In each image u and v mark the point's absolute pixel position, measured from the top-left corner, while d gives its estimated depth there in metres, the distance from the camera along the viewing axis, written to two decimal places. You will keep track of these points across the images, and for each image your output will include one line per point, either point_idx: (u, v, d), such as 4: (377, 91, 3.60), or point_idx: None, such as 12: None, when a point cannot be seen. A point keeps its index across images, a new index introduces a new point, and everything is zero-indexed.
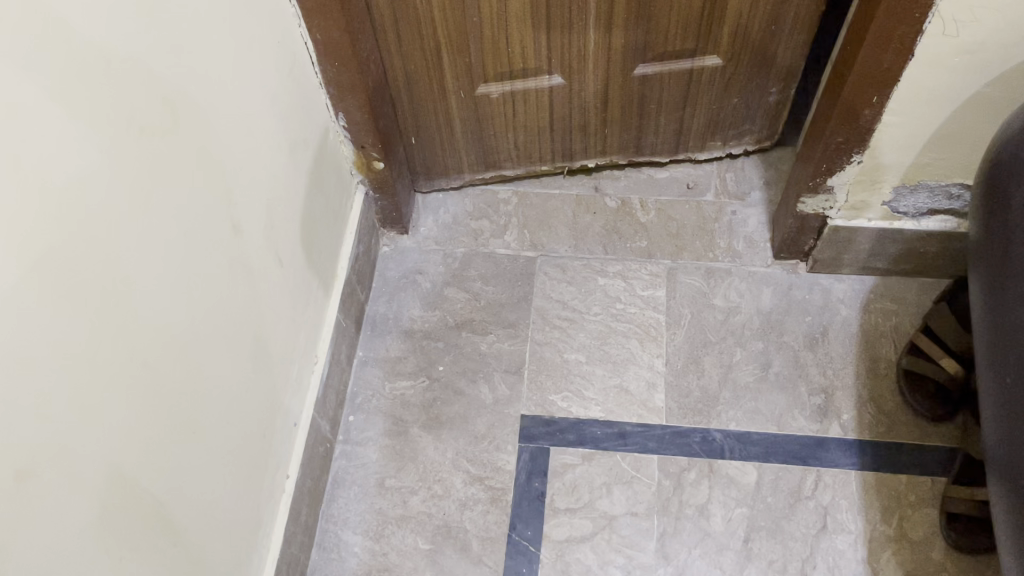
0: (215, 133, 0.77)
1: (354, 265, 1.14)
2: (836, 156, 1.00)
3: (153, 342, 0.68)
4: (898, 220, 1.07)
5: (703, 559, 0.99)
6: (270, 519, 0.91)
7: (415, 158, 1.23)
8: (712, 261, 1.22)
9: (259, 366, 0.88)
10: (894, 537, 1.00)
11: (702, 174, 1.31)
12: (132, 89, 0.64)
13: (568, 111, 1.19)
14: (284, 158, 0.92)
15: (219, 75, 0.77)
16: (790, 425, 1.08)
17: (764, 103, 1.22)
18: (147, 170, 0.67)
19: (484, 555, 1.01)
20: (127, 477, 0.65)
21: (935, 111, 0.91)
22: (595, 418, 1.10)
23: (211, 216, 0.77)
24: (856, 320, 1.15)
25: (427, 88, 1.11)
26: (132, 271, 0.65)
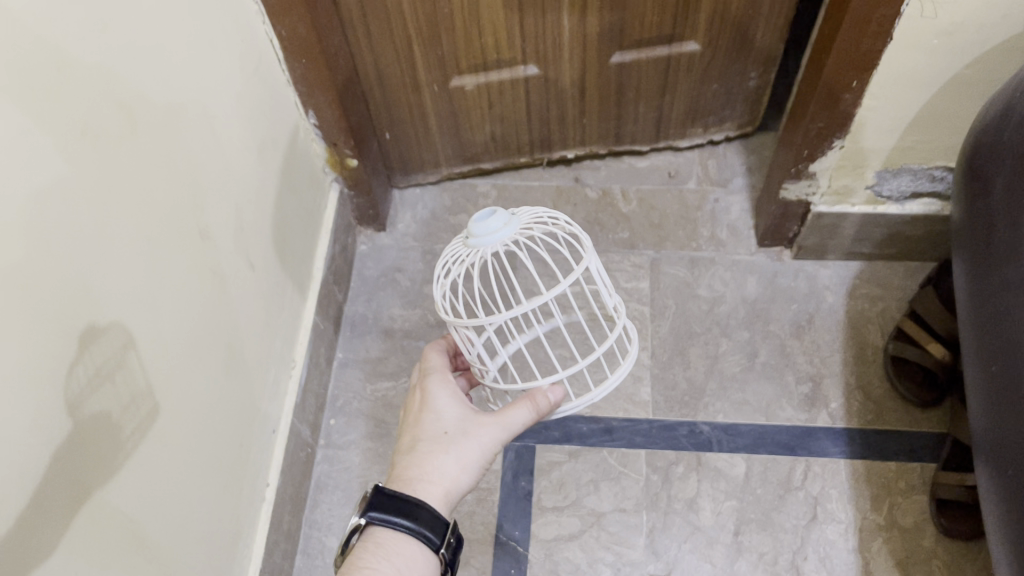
0: (178, 135, 0.75)
1: (330, 265, 1.12)
2: (817, 142, 0.98)
3: (122, 357, 0.65)
4: (883, 204, 1.06)
5: (694, 554, 0.98)
6: (251, 528, 0.89)
7: (391, 154, 1.21)
8: (696, 251, 1.20)
9: (233, 374, 0.85)
10: (884, 525, 0.99)
11: (684, 162, 1.29)
12: (87, 95, 0.62)
13: (545, 101, 1.17)
14: (252, 160, 0.89)
15: (180, 74, 0.75)
16: (779, 415, 1.07)
17: (744, 89, 1.20)
18: (108, 176, 0.64)
19: (472, 557, 0.99)
20: (104, 498, 0.62)
21: (913, 94, 0.89)
22: (581, 414, 1.09)
23: (177, 221, 0.74)
24: (842, 306, 1.14)
25: (400, 83, 1.09)
26: (96, 283, 0.63)
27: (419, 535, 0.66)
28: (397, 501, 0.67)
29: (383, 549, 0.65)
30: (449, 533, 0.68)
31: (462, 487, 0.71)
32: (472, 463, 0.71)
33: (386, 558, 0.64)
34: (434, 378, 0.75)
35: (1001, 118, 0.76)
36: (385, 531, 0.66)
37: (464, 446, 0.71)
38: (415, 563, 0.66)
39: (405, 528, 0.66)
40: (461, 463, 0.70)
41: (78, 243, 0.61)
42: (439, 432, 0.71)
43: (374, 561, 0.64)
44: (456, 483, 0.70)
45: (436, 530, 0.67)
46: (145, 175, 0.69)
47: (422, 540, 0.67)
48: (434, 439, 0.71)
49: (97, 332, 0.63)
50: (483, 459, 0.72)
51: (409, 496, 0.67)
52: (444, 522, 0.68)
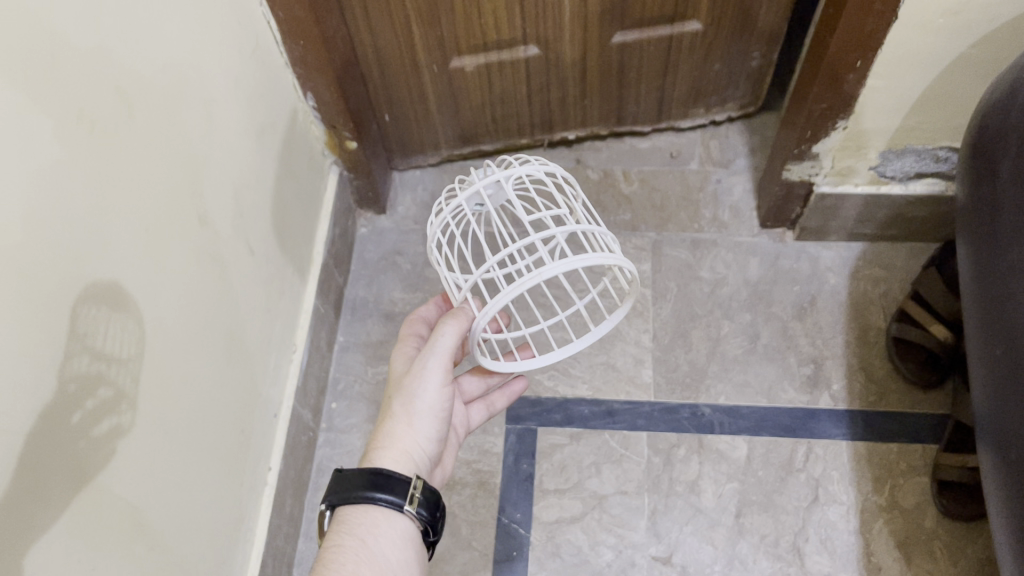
0: (175, 120, 0.74)
1: (330, 249, 1.11)
2: (822, 123, 0.97)
3: (123, 346, 0.65)
4: (886, 185, 1.05)
5: (695, 536, 0.98)
6: (253, 514, 0.89)
7: (391, 136, 1.20)
8: (698, 232, 1.20)
9: (233, 359, 0.85)
10: (886, 506, 0.99)
11: (687, 142, 1.28)
12: (83, 82, 0.61)
13: (546, 82, 1.16)
14: (251, 144, 0.89)
15: (175, 58, 0.74)
16: (781, 396, 1.07)
17: (747, 68, 1.19)
18: (106, 165, 0.64)
19: (474, 539, 1.00)
20: (103, 485, 0.62)
21: (918, 74, 0.88)
22: (583, 397, 1.09)
23: (174, 206, 0.73)
24: (844, 288, 1.13)
25: (399, 64, 1.07)
26: (95, 271, 0.62)
27: (380, 502, 0.66)
28: (353, 478, 0.67)
29: (350, 523, 0.66)
30: (412, 490, 0.67)
31: (420, 441, 0.71)
32: (422, 414, 0.71)
33: (351, 533, 0.65)
34: (397, 355, 0.79)
35: (1007, 99, 0.75)
36: (350, 507, 0.67)
37: (409, 401, 0.71)
38: (385, 529, 0.66)
39: (365, 500, 0.66)
40: (411, 418, 0.71)
41: (75, 231, 0.60)
42: (390, 397, 0.73)
43: (340, 539, 0.64)
44: (413, 440, 0.71)
45: (399, 490, 0.67)
46: (142, 161, 0.68)
47: (387, 505, 0.66)
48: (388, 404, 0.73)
49: (98, 321, 0.62)
50: (433, 407, 0.72)
51: (364, 470, 0.67)
52: (404, 480, 0.67)
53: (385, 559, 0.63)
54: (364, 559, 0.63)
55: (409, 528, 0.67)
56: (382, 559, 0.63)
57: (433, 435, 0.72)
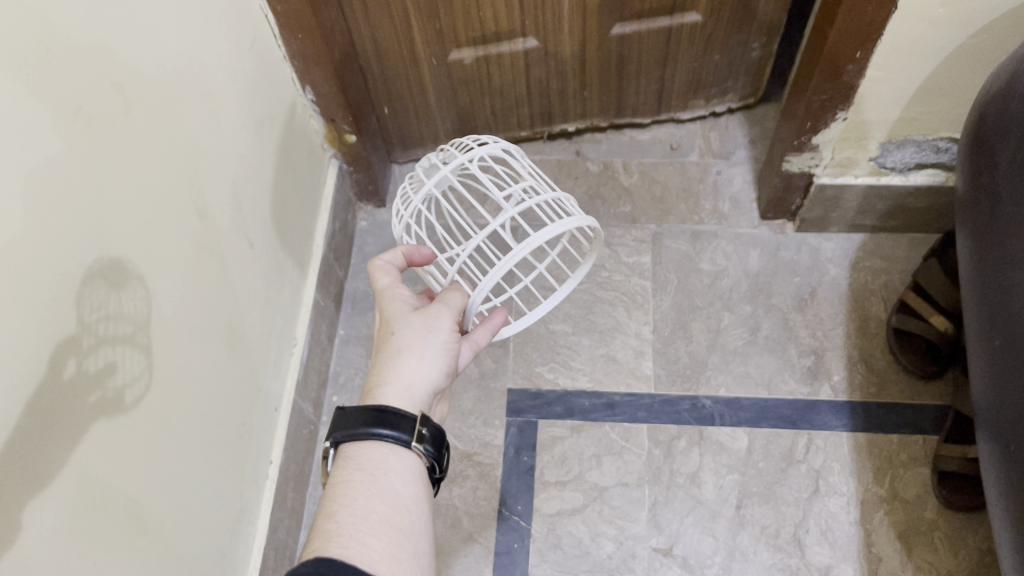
0: (173, 112, 0.74)
1: (330, 242, 1.11)
2: (822, 114, 0.97)
3: (123, 341, 0.65)
4: (886, 175, 1.05)
5: (696, 527, 0.98)
6: (254, 506, 0.89)
7: (390, 129, 1.20)
8: (698, 224, 1.19)
9: (233, 351, 0.85)
10: (887, 497, 0.99)
11: (686, 134, 1.28)
12: (80, 77, 0.61)
13: (545, 74, 1.16)
14: (249, 139, 0.89)
15: (172, 49, 0.73)
16: (781, 388, 1.07)
17: (747, 59, 1.18)
18: (105, 159, 0.64)
19: (475, 531, 1.00)
20: (103, 478, 0.62)
21: (918, 65, 0.88)
22: (583, 389, 1.09)
23: (172, 199, 0.73)
24: (845, 279, 1.13)
25: (398, 57, 1.07)
26: (95, 267, 0.62)
27: (386, 439, 0.64)
28: (356, 415, 0.65)
29: (357, 460, 0.63)
30: (418, 426, 0.65)
31: (431, 376, 0.68)
32: (430, 348, 0.69)
33: (359, 470, 0.62)
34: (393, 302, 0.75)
35: (1008, 88, 0.74)
36: (355, 446, 0.64)
37: (416, 337, 0.69)
38: (392, 465, 0.63)
39: (371, 437, 0.64)
40: (420, 353, 0.68)
41: (75, 227, 0.60)
42: (391, 334, 0.70)
43: (347, 475, 0.62)
44: (423, 374, 0.68)
45: (404, 426, 0.64)
46: (140, 153, 0.68)
47: (393, 442, 0.64)
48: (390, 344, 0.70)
49: (97, 318, 0.62)
50: (441, 341, 0.70)
51: (368, 407, 0.65)
52: (408, 416, 0.65)
53: (396, 495, 0.61)
54: (374, 495, 0.61)
55: (417, 464, 0.65)
56: (394, 495, 0.61)
57: (443, 372, 0.69)
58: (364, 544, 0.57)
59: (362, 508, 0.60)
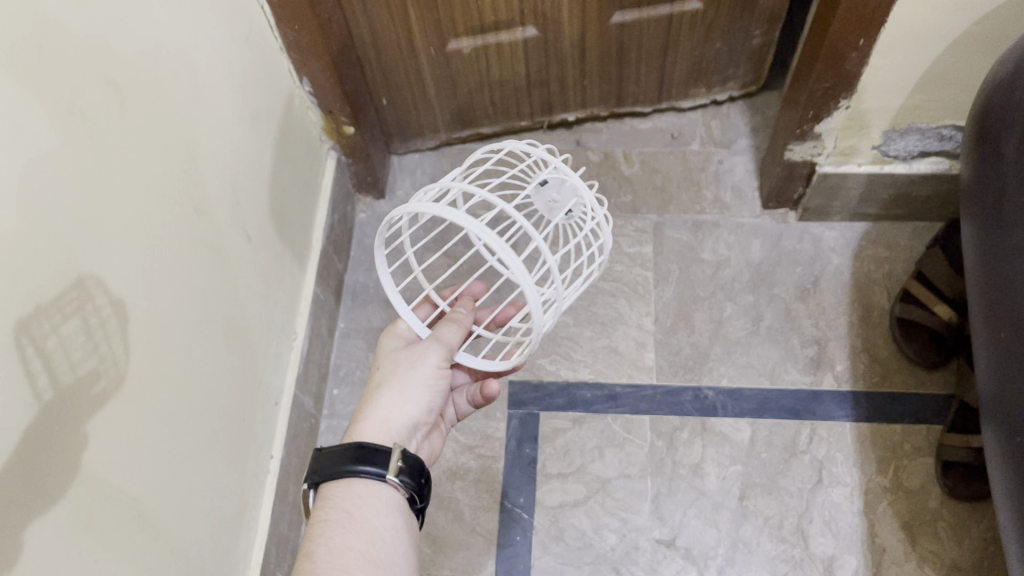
0: (168, 107, 0.73)
1: (329, 235, 1.11)
2: (824, 102, 0.96)
3: (120, 338, 0.64)
4: (889, 164, 1.04)
5: (699, 519, 0.98)
6: (256, 501, 0.89)
7: (388, 120, 1.19)
8: (700, 214, 1.19)
9: (232, 347, 0.85)
10: (890, 487, 0.99)
11: (687, 122, 1.27)
12: (71, 71, 0.60)
13: (544, 63, 1.15)
14: (246, 131, 0.87)
15: (166, 43, 0.72)
16: (784, 378, 1.06)
17: (748, 47, 1.17)
18: (100, 155, 0.63)
19: (477, 524, 1.00)
20: (102, 478, 0.62)
21: (922, 51, 0.87)
22: (585, 380, 1.08)
23: (168, 195, 0.72)
24: (848, 269, 1.13)
25: (395, 47, 1.06)
26: (92, 263, 0.61)
27: (363, 474, 0.64)
28: (333, 453, 0.65)
29: (334, 497, 0.63)
30: (393, 459, 0.65)
31: (408, 410, 0.70)
32: (410, 388, 0.70)
33: (335, 506, 0.62)
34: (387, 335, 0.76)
35: (1013, 76, 0.73)
36: (332, 483, 0.64)
37: (397, 375, 0.71)
38: (369, 498, 0.63)
39: (348, 473, 0.64)
40: (398, 388, 0.70)
41: (70, 223, 0.59)
42: (378, 369, 0.72)
43: (324, 514, 0.62)
44: (400, 409, 0.69)
45: (379, 460, 0.64)
46: (135, 149, 0.67)
47: (370, 476, 0.64)
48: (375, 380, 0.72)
49: (95, 315, 0.61)
50: (421, 380, 0.71)
51: (344, 444, 0.65)
52: (383, 449, 0.65)
53: (373, 528, 0.61)
54: (349, 531, 0.60)
55: (395, 495, 0.65)
56: (370, 529, 0.61)
57: (423, 406, 0.70)
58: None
59: (338, 546, 0.60)
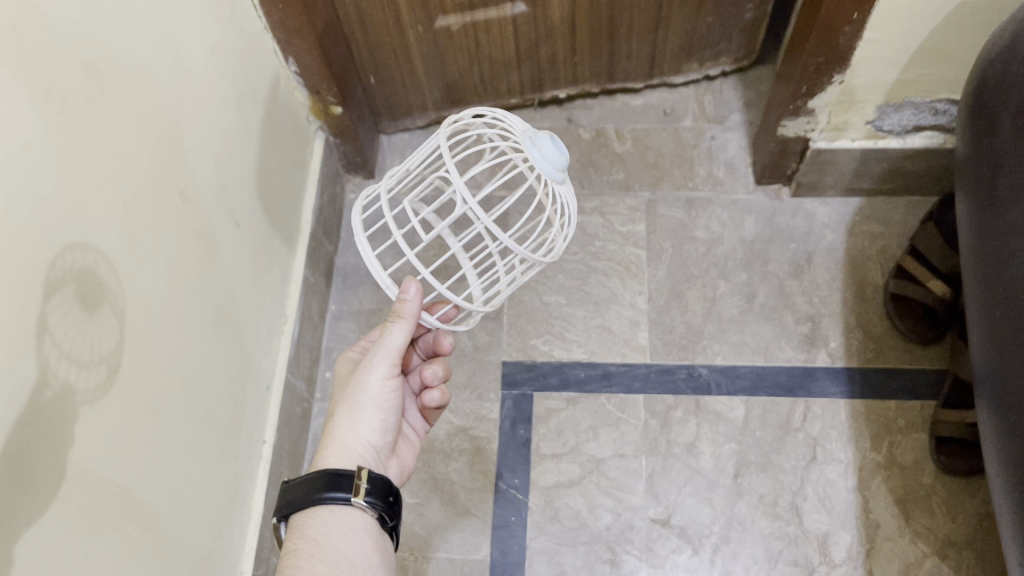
0: (150, 94, 0.71)
1: (318, 217, 1.09)
2: (817, 77, 0.94)
3: (108, 330, 0.63)
4: (883, 138, 1.03)
5: (694, 497, 0.98)
6: (249, 488, 0.89)
7: (377, 100, 1.17)
8: (692, 191, 1.18)
9: (223, 335, 0.84)
10: (884, 463, 0.99)
11: (679, 99, 1.25)
12: (47, 56, 0.58)
13: (535, 40, 1.13)
14: (231, 113, 0.86)
15: (148, 27, 0.71)
16: (778, 355, 1.06)
17: (740, 21, 1.16)
18: (82, 143, 0.61)
19: (472, 506, 1.00)
20: (90, 470, 0.61)
21: (917, 25, 0.86)
22: (578, 360, 1.08)
23: (153, 183, 0.71)
24: (841, 245, 1.12)
25: (382, 25, 1.04)
26: (73, 256, 0.60)
27: (329, 500, 0.63)
28: (300, 483, 0.65)
29: (303, 528, 0.63)
30: (359, 481, 0.64)
31: (366, 434, 0.69)
32: (365, 407, 0.70)
33: (302, 536, 0.62)
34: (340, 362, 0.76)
35: (1008, 50, 0.72)
36: (300, 513, 0.64)
37: (349, 396, 0.70)
38: (335, 523, 0.63)
39: (313, 501, 0.63)
40: (353, 413, 0.70)
41: (52, 210, 0.58)
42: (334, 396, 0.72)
43: (294, 544, 0.62)
44: (358, 433, 0.69)
45: (343, 484, 0.64)
46: (117, 136, 0.66)
47: (336, 503, 0.63)
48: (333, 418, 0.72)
49: (80, 305, 0.60)
50: (375, 398, 0.70)
51: (310, 473, 0.65)
52: (348, 474, 0.64)
53: (340, 553, 0.61)
54: (314, 559, 0.60)
55: (363, 517, 0.64)
56: (338, 555, 0.61)
57: (379, 425, 0.70)
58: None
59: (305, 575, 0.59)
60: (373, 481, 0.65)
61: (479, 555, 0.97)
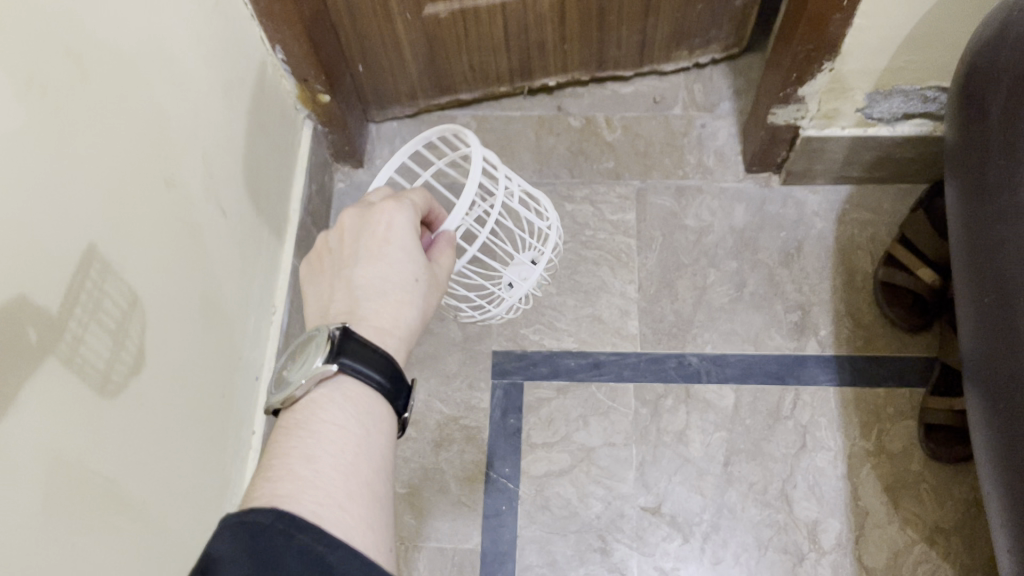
0: (134, 82, 0.70)
1: (307, 207, 1.09)
2: (807, 65, 0.94)
3: (91, 320, 0.63)
4: (873, 126, 1.03)
5: (684, 485, 0.98)
6: (238, 478, 0.88)
7: (365, 87, 1.16)
8: (683, 179, 1.18)
9: (210, 324, 0.83)
10: (873, 451, 0.99)
11: (669, 86, 1.25)
12: (30, 45, 0.57)
13: (524, 27, 1.12)
14: (217, 101, 0.85)
15: (131, 15, 0.70)
16: (767, 343, 1.06)
17: (730, 9, 1.15)
18: (65, 132, 0.61)
19: (463, 495, 1.00)
20: (75, 461, 0.60)
21: (906, 13, 0.86)
22: (569, 349, 1.08)
23: (138, 172, 0.70)
24: (831, 233, 1.12)
25: (370, 12, 1.03)
26: (57, 248, 0.59)
27: (388, 395, 0.55)
28: (367, 355, 0.55)
29: (353, 407, 0.53)
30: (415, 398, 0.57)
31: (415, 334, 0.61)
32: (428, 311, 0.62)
33: (353, 416, 0.53)
34: (398, 210, 0.61)
35: (998, 36, 0.72)
36: (354, 383, 0.54)
37: (428, 295, 0.61)
38: (382, 425, 0.54)
39: (374, 384, 0.55)
40: (425, 312, 0.61)
41: (34, 200, 0.57)
42: (405, 273, 0.60)
43: (342, 421, 0.52)
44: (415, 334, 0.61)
45: (403, 392, 0.56)
46: (100, 126, 0.65)
47: (389, 402, 0.55)
48: (365, 271, 0.60)
49: (63, 296, 0.60)
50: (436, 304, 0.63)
51: (380, 353, 0.55)
52: (405, 382, 0.57)
53: (384, 464, 0.52)
54: (361, 455, 0.51)
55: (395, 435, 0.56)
56: (383, 463, 0.52)
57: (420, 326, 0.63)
58: (339, 509, 0.47)
59: (352, 468, 0.50)
60: (403, 417, 0.57)
61: (470, 544, 0.97)
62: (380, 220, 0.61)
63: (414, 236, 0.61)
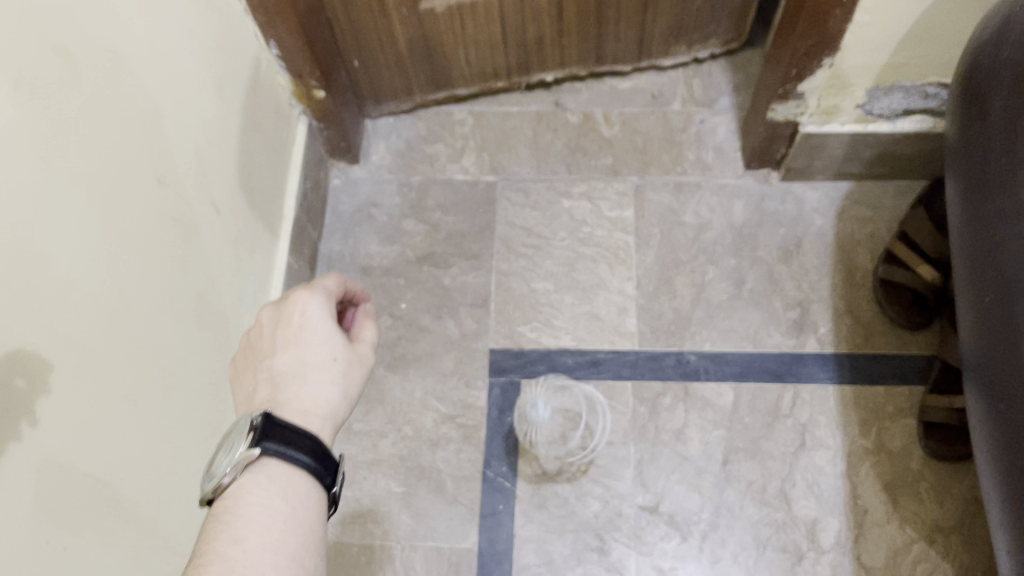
0: (125, 79, 0.69)
1: (303, 204, 1.08)
2: (807, 60, 0.93)
3: (82, 321, 0.62)
4: (873, 122, 1.02)
5: (682, 484, 0.98)
6: None
7: (361, 83, 1.15)
8: (681, 175, 1.17)
9: (204, 323, 0.82)
10: (873, 449, 0.99)
11: (668, 81, 1.24)
12: (18, 40, 0.56)
13: (521, 22, 1.11)
14: (209, 97, 0.84)
15: (122, 10, 0.69)
16: (766, 341, 1.05)
17: (730, 3, 1.14)
18: (55, 130, 0.60)
19: (460, 494, 0.99)
20: (68, 463, 0.60)
21: (908, 8, 0.85)
22: (566, 347, 1.07)
23: (129, 170, 0.69)
24: (831, 230, 1.11)
25: (365, 7, 1.02)
26: (47, 248, 0.58)
27: (314, 474, 0.54)
28: (291, 435, 0.54)
29: (276, 483, 0.52)
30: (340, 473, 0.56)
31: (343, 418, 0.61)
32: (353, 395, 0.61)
33: (278, 495, 0.51)
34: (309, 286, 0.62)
35: (1002, 33, 0.71)
36: (277, 463, 0.53)
37: (353, 373, 0.61)
38: (308, 500, 0.53)
39: (300, 463, 0.54)
40: (351, 394, 0.61)
41: (24, 199, 0.56)
42: (327, 354, 0.60)
43: (266, 499, 0.50)
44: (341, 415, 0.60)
45: (330, 469, 0.56)
46: (91, 123, 0.64)
47: (317, 479, 0.54)
48: (283, 359, 0.59)
49: (52, 297, 0.59)
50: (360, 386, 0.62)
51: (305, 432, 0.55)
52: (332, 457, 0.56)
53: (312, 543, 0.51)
54: (287, 529, 0.50)
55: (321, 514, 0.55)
56: (311, 542, 0.51)
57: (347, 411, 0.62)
58: None
59: (278, 551, 0.48)
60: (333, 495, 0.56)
61: (467, 543, 0.96)
62: (293, 312, 0.61)
63: (331, 321, 0.62)
